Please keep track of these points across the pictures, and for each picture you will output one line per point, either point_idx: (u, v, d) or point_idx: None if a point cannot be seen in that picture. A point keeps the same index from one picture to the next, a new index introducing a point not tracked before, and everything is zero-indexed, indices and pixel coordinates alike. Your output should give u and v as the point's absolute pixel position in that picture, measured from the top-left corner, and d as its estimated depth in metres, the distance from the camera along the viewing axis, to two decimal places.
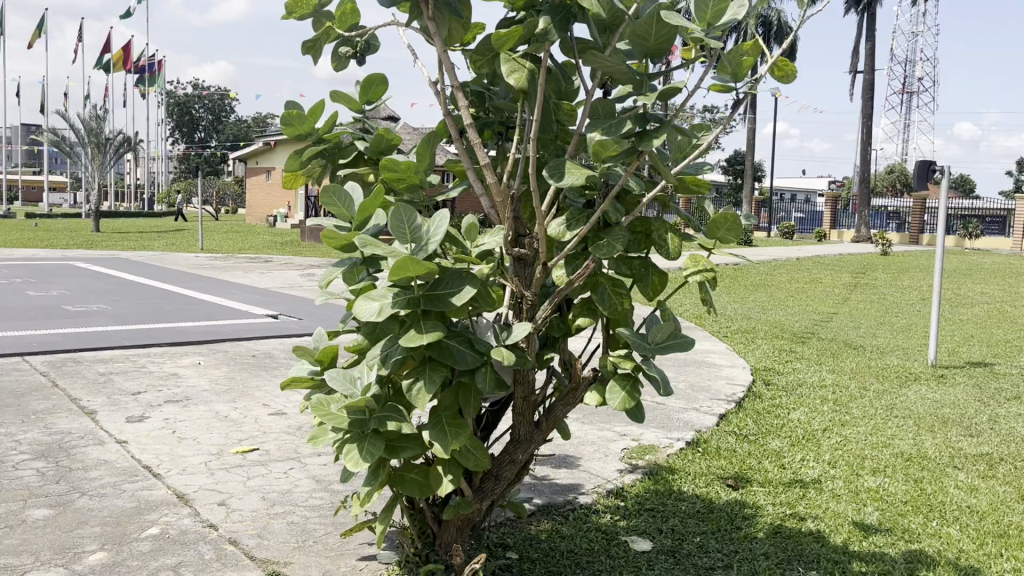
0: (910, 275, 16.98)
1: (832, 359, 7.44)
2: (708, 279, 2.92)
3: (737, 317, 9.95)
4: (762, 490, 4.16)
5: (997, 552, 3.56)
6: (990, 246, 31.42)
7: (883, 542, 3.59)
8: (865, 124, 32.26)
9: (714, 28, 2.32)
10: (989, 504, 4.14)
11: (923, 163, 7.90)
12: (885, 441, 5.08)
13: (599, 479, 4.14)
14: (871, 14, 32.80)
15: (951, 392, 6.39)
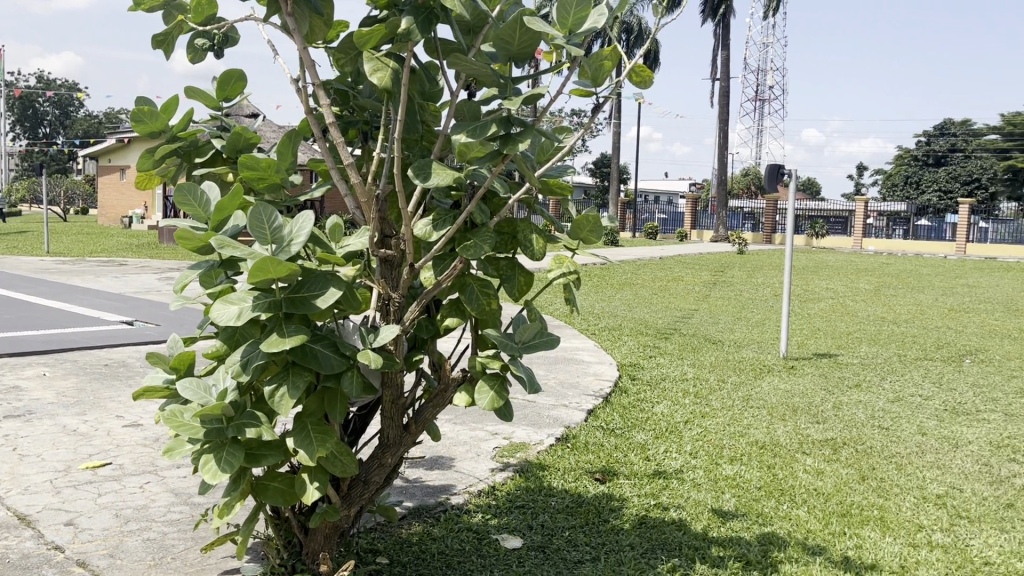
0: (762, 273, 17.97)
1: (693, 354, 7.78)
2: (573, 280, 2.98)
3: (604, 315, 10.22)
4: (627, 482, 4.29)
5: (841, 531, 3.83)
6: (834, 245, 33.66)
7: (739, 527, 3.78)
8: (722, 130, 33.86)
9: (575, 36, 2.36)
10: (834, 486, 4.45)
11: (773, 166, 8.32)
12: (741, 431, 5.35)
13: (470, 479, 4.15)
14: (726, 24, 34.47)
15: (801, 382, 6.81)
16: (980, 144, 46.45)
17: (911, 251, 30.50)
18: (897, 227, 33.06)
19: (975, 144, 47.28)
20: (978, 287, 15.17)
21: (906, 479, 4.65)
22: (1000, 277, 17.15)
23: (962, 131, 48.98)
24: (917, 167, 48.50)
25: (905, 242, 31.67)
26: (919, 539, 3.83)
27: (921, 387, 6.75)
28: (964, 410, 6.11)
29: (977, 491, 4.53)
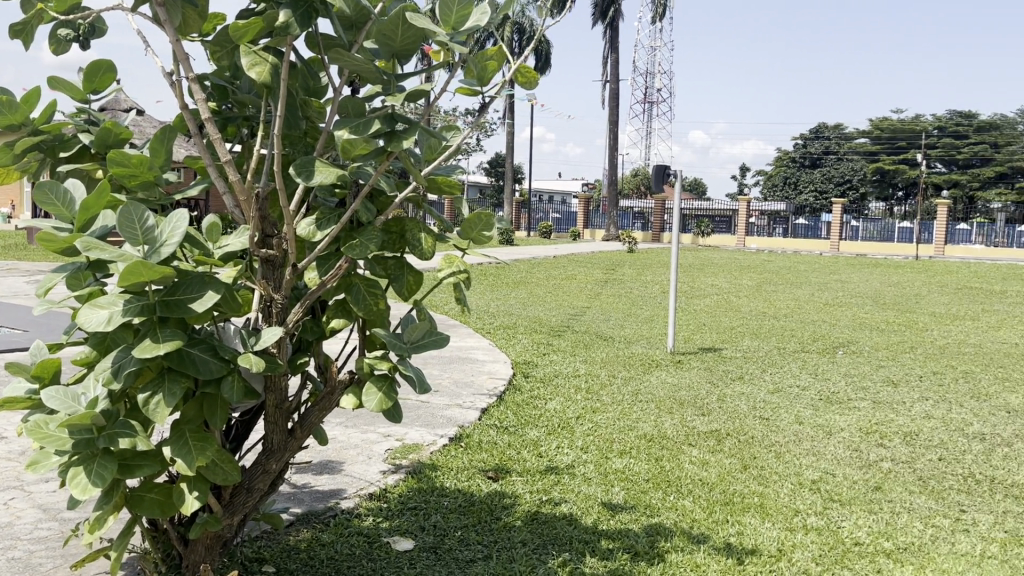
0: (651, 271, 18.49)
1: (584, 350, 7.93)
2: (462, 279, 2.97)
3: (498, 314, 10.29)
4: (519, 479, 4.33)
5: (723, 519, 3.98)
6: (718, 243, 34.96)
7: (627, 519, 3.87)
8: (612, 131, 34.64)
9: (458, 33, 2.35)
10: (717, 475, 4.61)
11: (659, 167, 8.56)
12: (631, 424, 5.48)
13: (361, 483, 4.09)
14: (615, 27, 35.27)
15: (687, 376, 7.04)
16: (851, 147, 49.18)
17: (789, 249, 32.02)
18: (777, 226, 34.62)
19: (847, 145, 49.68)
20: (849, 282, 16.06)
21: (784, 466, 4.87)
22: (869, 272, 18.23)
23: (835, 135, 51.74)
24: (795, 169, 50.92)
25: (784, 240, 33.21)
26: (795, 523, 4.03)
27: (798, 378, 7.09)
28: (837, 398, 6.46)
29: (848, 475, 4.79)
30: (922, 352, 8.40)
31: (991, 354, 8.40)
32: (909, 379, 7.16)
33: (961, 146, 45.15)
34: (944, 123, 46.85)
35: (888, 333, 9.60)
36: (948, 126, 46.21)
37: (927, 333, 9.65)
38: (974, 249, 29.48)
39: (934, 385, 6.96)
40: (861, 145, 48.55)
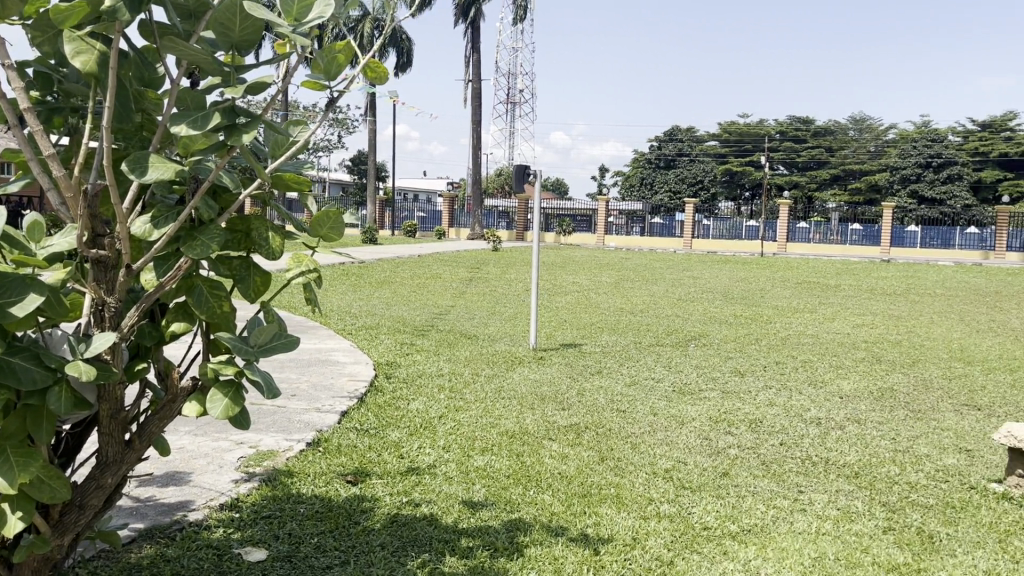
0: (515, 269, 18.73)
1: (448, 349, 7.92)
2: (313, 278, 2.88)
3: (360, 314, 10.12)
4: (379, 482, 4.26)
5: (581, 511, 4.08)
6: (578, 242, 35.81)
7: (488, 516, 3.89)
8: (475, 130, 34.84)
9: (301, 25, 2.28)
10: (576, 469, 4.71)
11: (519, 167, 8.66)
12: (493, 422, 5.52)
13: (212, 493, 3.91)
14: (475, 27, 35.47)
15: (549, 371, 7.17)
16: (702, 150, 51.56)
17: (646, 247, 33.22)
18: (635, 225, 35.86)
19: (699, 148, 51.34)
20: (701, 278, 16.83)
21: (639, 456, 5.03)
22: (719, 269, 19.18)
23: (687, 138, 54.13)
24: (651, 170, 52.88)
25: (642, 238, 34.44)
26: (649, 511, 4.17)
27: (653, 371, 7.36)
28: (689, 389, 6.75)
29: (698, 462, 5.01)
30: (766, 344, 8.91)
31: (827, 343, 9.02)
32: (754, 369, 7.57)
33: (801, 149, 48.26)
34: (786, 128, 49.92)
35: (736, 326, 10.13)
36: (788, 131, 49.23)
37: (770, 326, 10.24)
38: (812, 246, 31.58)
39: (777, 374, 7.39)
40: (711, 147, 50.97)
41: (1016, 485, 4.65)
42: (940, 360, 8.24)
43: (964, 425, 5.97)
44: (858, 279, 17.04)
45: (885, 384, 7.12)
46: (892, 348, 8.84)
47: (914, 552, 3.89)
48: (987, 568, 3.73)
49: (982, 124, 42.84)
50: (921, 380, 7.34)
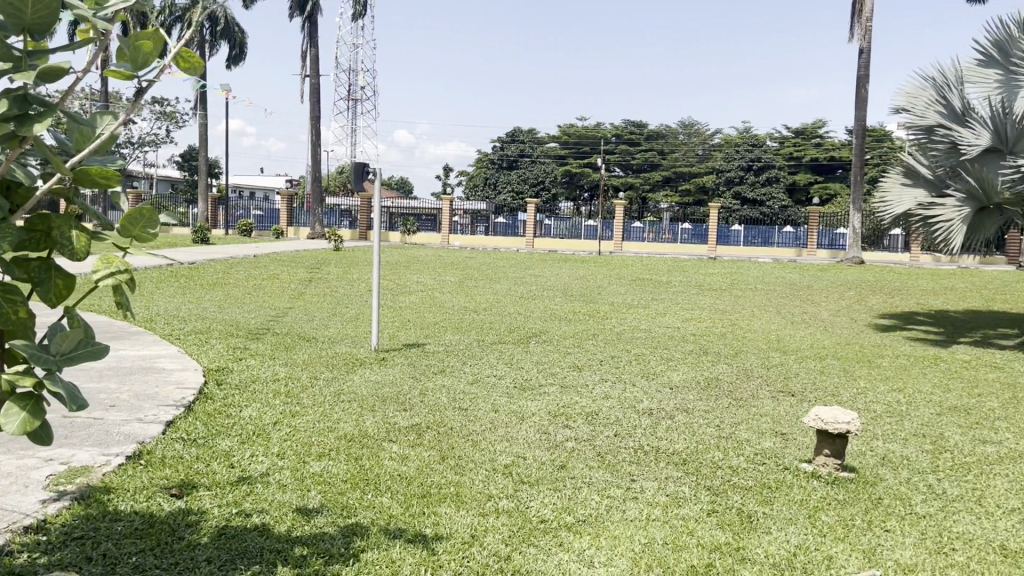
0: (357, 268, 18.42)
1: (285, 353, 7.67)
2: (124, 281, 2.68)
3: (191, 318, 9.62)
4: (207, 494, 4.05)
5: (420, 512, 4.06)
6: (422, 241, 35.72)
7: (323, 523, 3.79)
8: (314, 127, 33.97)
9: (103, 9, 2.11)
10: (415, 469, 4.68)
11: (358, 164, 8.49)
12: (331, 425, 5.39)
13: (15, 515, 3.58)
14: (313, 21, 34.56)
15: (390, 372, 7.09)
16: (543, 151, 52.70)
17: (490, 246, 33.58)
18: (479, 224, 36.20)
19: (540, 149, 52.53)
20: (542, 277, 17.19)
21: (479, 454, 5.07)
22: (560, 267, 19.69)
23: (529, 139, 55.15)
24: (494, 170, 53.50)
25: (485, 237, 34.79)
26: (488, 508, 4.21)
27: (495, 369, 7.44)
28: (529, 386, 6.87)
29: (537, 457, 5.10)
30: (603, 339, 9.22)
31: (659, 337, 9.44)
32: (592, 363, 7.81)
33: (635, 152, 50.35)
34: (621, 131, 51.87)
35: (575, 322, 10.42)
36: (624, 134, 51.23)
37: (607, 321, 10.61)
38: (645, 244, 33.00)
39: (613, 368, 7.66)
40: (552, 148, 52.20)
41: (823, 464, 5.05)
42: (760, 350, 8.83)
43: (780, 411, 6.42)
44: (688, 275, 17.98)
45: (711, 374, 7.54)
46: (717, 340, 9.38)
47: (734, 531, 4.13)
48: (799, 542, 4.02)
49: (796, 131, 46.30)
50: (743, 370, 7.83)
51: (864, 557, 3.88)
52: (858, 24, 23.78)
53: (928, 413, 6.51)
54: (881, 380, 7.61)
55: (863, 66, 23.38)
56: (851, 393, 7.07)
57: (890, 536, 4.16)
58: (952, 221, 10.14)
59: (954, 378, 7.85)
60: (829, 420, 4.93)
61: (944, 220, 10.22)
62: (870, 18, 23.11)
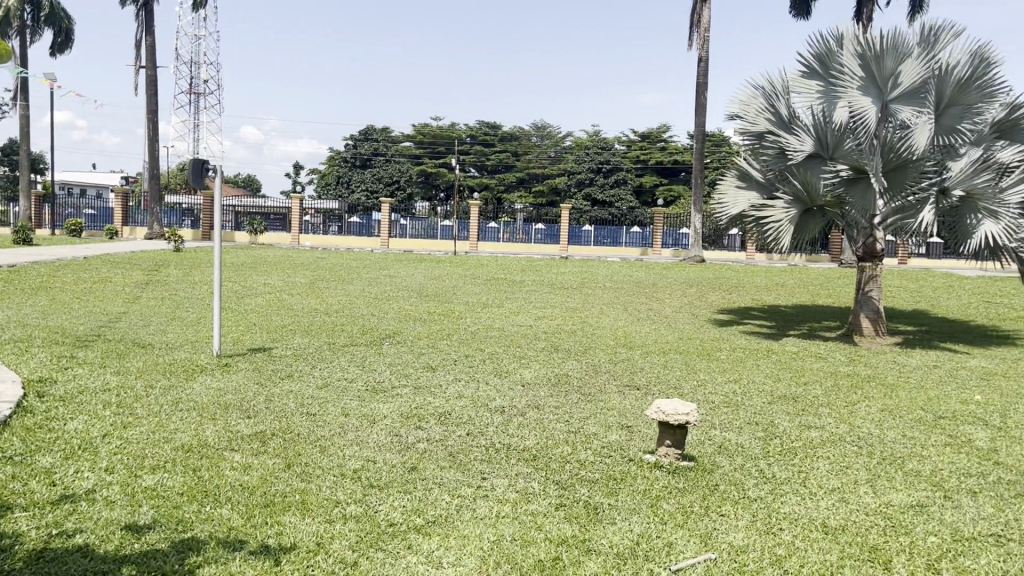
0: (199, 270, 17.55)
1: (117, 361, 7.19)
2: None
3: (9, 326, 8.84)
4: (23, 516, 3.73)
5: (263, 522, 3.91)
6: (272, 241, 34.55)
7: (156, 539, 3.58)
8: (152, 121, 32.12)
9: None
10: (259, 478, 4.51)
11: (198, 162, 8.07)
12: (167, 436, 5.10)
13: None
14: (149, 10, 32.65)
15: (234, 378, 6.80)
16: (397, 150, 52.23)
17: (343, 246, 32.93)
18: (331, 224, 35.45)
19: (394, 148, 52.08)
20: (396, 277, 17.03)
21: (327, 459, 4.94)
22: (414, 267, 19.55)
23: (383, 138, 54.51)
24: (347, 169, 52.50)
25: (338, 237, 34.10)
26: (334, 514, 4.11)
27: (346, 372, 7.29)
28: (381, 388, 6.78)
29: (387, 459, 5.03)
30: (456, 339, 9.23)
31: (511, 336, 9.55)
32: (445, 364, 7.80)
33: (490, 153, 50.83)
34: (476, 132, 52.19)
35: (429, 323, 10.37)
36: (479, 134, 51.57)
37: (461, 321, 10.63)
38: (500, 244, 33.37)
39: (466, 368, 7.68)
40: (406, 148, 51.82)
41: (665, 454, 5.26)
42: (608, 347, 9.10)
43: (626, 404, 6.64)
44: (541, 274, 18.32)
45: (562, 371, 7.70)
46: (568, 337, 9.61)
47: (581, 524, 4.22)
48: (641, 531, 4.16)
49: (642, 135, 48.16)
50: (592, 366, 8.04)
51: (701, 542, 4.07)
52: (697, 34, 24.98)
53: (760, 402, 6.92)
54: (719, 372, 8.03)
55: (702, 74, 24.60)
56: (691, 386, 7.40)
57: (725, 520, 4.38)
58: (781, 222, 10.74)
59: (785, 369, 8.39)
60: (670, 411, 5.10)
61: (774, 221, 10.78)
62: (707, 29, 24.34)
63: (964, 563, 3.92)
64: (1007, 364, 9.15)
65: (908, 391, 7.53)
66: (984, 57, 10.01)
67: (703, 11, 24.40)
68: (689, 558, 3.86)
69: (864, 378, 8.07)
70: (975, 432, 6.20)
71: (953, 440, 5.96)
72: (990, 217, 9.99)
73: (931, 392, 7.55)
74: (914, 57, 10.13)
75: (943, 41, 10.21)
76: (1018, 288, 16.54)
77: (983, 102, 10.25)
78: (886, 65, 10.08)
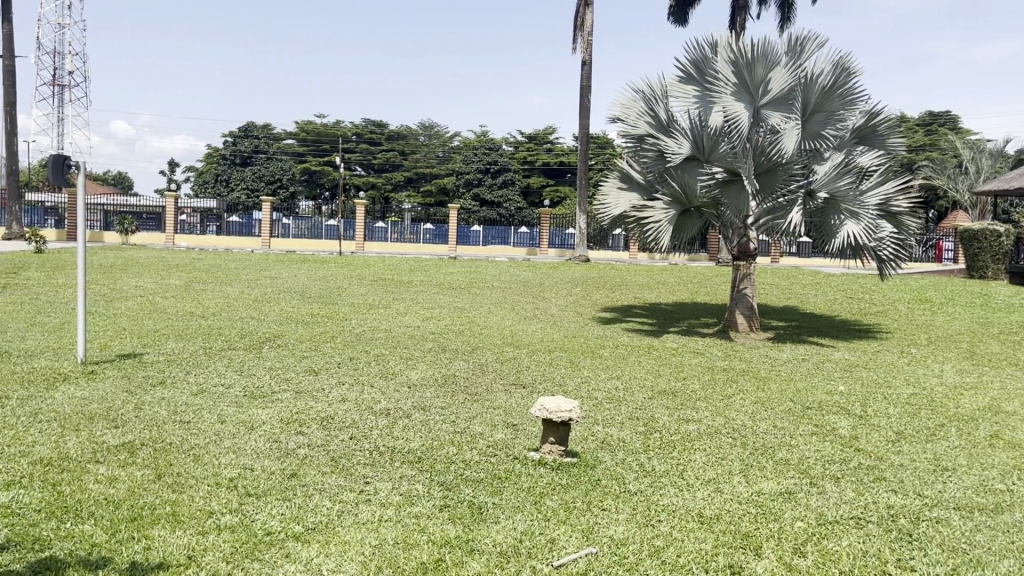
0: (62, 273, 16.54)
1: None
2: None
3: None
4: None
5: (130, 536, 3.72)
6: (145, 242, 32.96)
7: (9, 560, 3.35)
8: (10, 114, 30.06)
9: None
10: (126, 491, 4.29)
11: (59, 158, 7.59)
12: (23, 450, 4.78)
13: None
14: None
15: (100, 387, 6.44)
16: (280, 148, 50.82)
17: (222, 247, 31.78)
18: (209, 224, 34.18)
19: (276, 146, 50.76)
20: (278, 278, 16.59)
21: (201, 469, 4.75)
22: (298, 269, 19.08)
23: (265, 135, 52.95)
24: (227, 167, 50.75)
25: (217, 237, 32.91)
26: (208, 526, 3.95)
27: (223, 377, 7.02)
28: (260, 393, 6.57)
29: (265, 467, 4.87)
30: (340, 340, 9.05)
31: (397, 337, 9.45)
32: (328, 367, 7.64)
33: (377, 152, 50.23)
34: (362, 131, 51.43)
35: (311, 325, 10.14)
36: (365, 133, 50.86)
37: (345, 323, 10.43)
38: (386, 244, 33.00)
39: (350, 370, 7.55)
40: (290, 146, 50.51)
41: (549, 451, 5.31)
42: (494, 346, 9.14)
43: (512, 403, 6.68)
44: (428, 275, 18.22)
45: (448, 371, 7.68)
46: (454, 338, 9.59)
47: (464, 524, 4.21)
48: (525, 528, 4.19)
49: (529, 136, 48.68)
50: (478, 365, 8.06)
51: (583, 537, 4.13)
52: (581, 38, 25.44)
53: (641, 398, 7.10)
54: (602, 369, 8.20)
55: (586, 76, 25.05)
56: (575, 383, 7.53)
57: (606, 514, 4.46)
58: (661, 222, 11.06)
59: (665, 364, 8.65)
60: (553, 409, 5.14)
61: (653, 221, 11.09)
62: (591, 33, 24.82)
63: (827, 545, 4.13)
64: (868, 356, 9.74)
65: (778, 384, 7.90)
66: (845, 67, 10.60)
67: (586, 15, 24.88)
68: (571, 553, 3.91)
69: (739, 372, 8.42)
70: (839, 421, 6.56)
71: (818, 429, 6.29)
72: (852, 218, 10.60)
73: (799, 383, 7.95)
74: (782, 65, 10.63)
75: (808, 51, 10.73)
76: (877, 285, 17.66)
77: (845, 109, 10.85)
78: (756, 72, 10.54)
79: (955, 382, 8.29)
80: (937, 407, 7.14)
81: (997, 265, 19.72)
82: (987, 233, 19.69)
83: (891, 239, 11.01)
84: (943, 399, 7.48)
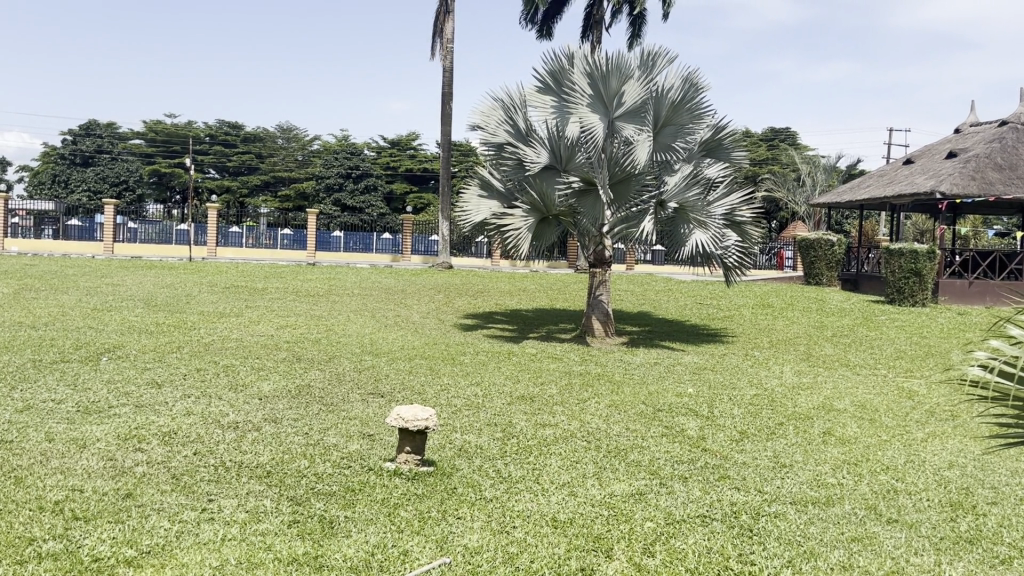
0: None
1: None
2: None
3: None
4: None
5: None
6: None
7: None
8: None
9: None
10: None
11: None
12: None
13: None
14: None
15: None
16: (125, 147, 47.99)
17: (56, 252, 29.66)
18: (45, 227, 31.97)
19: (121, 146, 48.30)
20: (120, 285, 15.64)
21: (23, 493, 4.37)
22: (142, 274, 18.09)
23: (110, 134, 50.06)
24: (65, 167, 47.75)
25: (52, 241, 30.68)
26: (27, 554, 3.63)
27: (52, 392, 6.54)
28: (95, 408, 6.15)
29: (97, 487, 4.54)
30: (186, 351, 8.61)
31: (249, 347, 9.08)
32: (172, 379, 7.23)
33: (231, 154, 48.35)
34: (215, 130, 49.55)
35: (156, 334, 9.63)
36: (219, 134, 49.02)
37: (192, 332, 9.95)
38: (241, 250, 31.87)
39: (195, 382, 7.18)
40: (137, 146, 47.95)
41: (405, 461, 5.22)
42: (352, 354, 8.96)
43: (368, 413, 6.56)
44: (286, 281, 17.75)
45: (302, 381, 7.46)
46: (310, 346, 9.35)
47: (313, 540, 4.06)
48: (377, 541, 4.09)
49: (391, 141, 48.14)
50: (335, 375, 7.86)
51: (436, 547, 4.07)
52: (440, 44, 25.44)
53: (500, 404, 7.14)
54: (462, 376, 8.17)
55: (447, 83, 25.16)
56: (434, 391, 7.47)
57: (461, 523, 4.42)
58: (520, 230, 11.22)
59: (523, 370, 8.73)
60: (409, 417, 5.04)
61: (513, 228, 11.24)
62: (450, 40, 24.91)
63: (675, 544, 4.25)
64: (715, 358, 10.22)
65: (631, 387, 8.12)
66: (693, 81, 11.11)
67: (447, 23, 24.93)
68: (423, 564, 3.83)
69: (595, 375, 8.62)
70: (687, 422, 6.83)
71: (668, 431, 6.52)
72: (700, 227, 11.16)
73: (652, 386, 8.23)
74: (636, 78, 10.95)
75: (660, 66, 11.17)
76: (724, 291, 18.61)
77: (694, 123, 11.37)
78: (611, 85, 10.84)
79: (792, 382, 8.82)
80: (776, 406, 7.55)
81: (832, 272, 21.15)
82: (822, 242, 21.03)
83: (737, 247, 11.63)
84: (782, 398, 7.94)
